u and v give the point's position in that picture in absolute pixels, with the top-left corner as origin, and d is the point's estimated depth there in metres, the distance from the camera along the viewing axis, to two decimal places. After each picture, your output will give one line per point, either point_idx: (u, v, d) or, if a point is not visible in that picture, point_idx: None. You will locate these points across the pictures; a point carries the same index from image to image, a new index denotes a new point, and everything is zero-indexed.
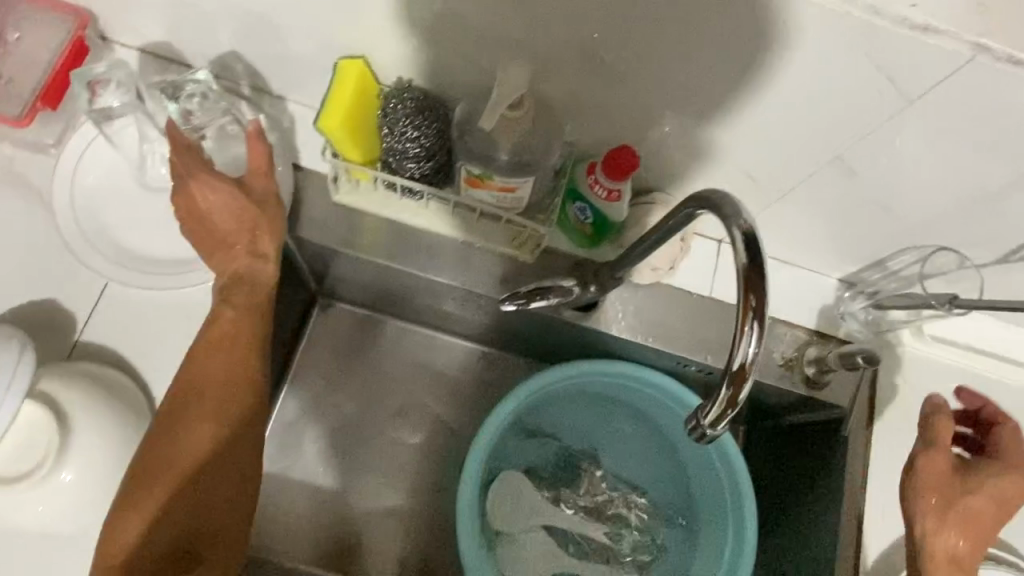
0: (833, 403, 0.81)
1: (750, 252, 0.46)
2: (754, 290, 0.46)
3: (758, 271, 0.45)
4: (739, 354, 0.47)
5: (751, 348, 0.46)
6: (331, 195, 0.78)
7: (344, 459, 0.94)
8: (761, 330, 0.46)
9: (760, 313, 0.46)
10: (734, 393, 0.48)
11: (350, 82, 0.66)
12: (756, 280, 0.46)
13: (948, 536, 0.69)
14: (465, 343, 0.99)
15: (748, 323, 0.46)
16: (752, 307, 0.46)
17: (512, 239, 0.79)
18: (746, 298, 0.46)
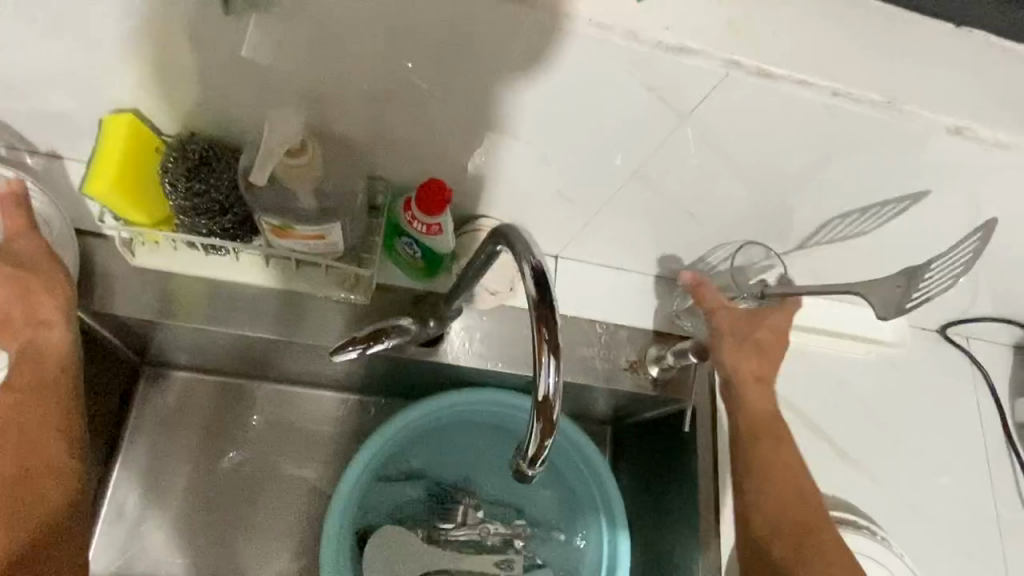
0: (676, 396, 0.85)
1: (539, 289, 0.47)
2: (547, 323, 0.47)
3: (548, 303, 0.46)
4: (541, 389, 0.47)
5: (551, 378, 0.47)
6: (129, 261, 0.71)
7: (195, 543, 0.85)
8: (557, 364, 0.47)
9: (555, 345, 0.47)
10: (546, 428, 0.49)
11: (118, 139, 0.59)
12: (548, 313, 0.47)
13: (747, 361, 0.74)
14: (319, 392, 0.93)
15: (545, 354, 0.47)
16: (547, 338, 0.47)
17: (342, 282, 0.74)
18: (540, 333, 0.47)
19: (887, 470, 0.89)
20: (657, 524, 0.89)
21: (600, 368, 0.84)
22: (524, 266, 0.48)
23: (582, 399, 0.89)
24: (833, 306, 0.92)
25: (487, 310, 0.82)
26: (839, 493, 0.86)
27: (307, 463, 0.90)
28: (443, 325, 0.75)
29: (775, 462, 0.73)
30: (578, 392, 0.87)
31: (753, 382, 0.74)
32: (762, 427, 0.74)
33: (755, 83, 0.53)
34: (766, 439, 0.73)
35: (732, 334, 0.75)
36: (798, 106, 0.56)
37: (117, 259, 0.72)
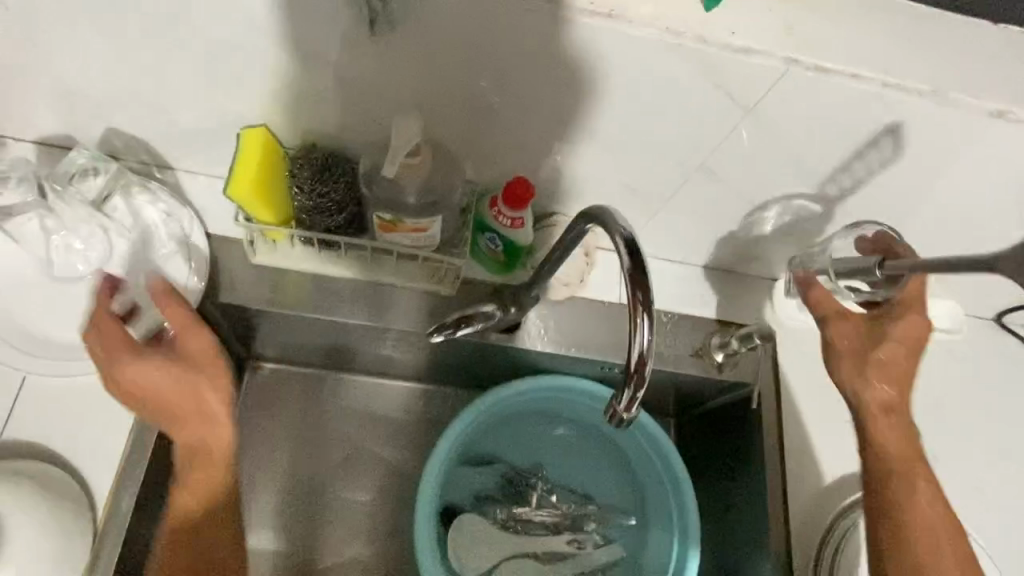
0: (740, 380, 0.90)
1: (633, 257, 0.54)
2: (640, 286, 0.54)
3: (640, 267, 0.54)
4: (635, 342, 0.54)
5: (645, 334, 0.53)
6: (250, 259, 0.81)
7: (294, 520, 0.93)
8: (650, 321, 0.53)
9: (647, 304, 0.54)
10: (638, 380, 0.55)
11: (255, 151, 0.69)
12: (642, 278, 0.54)
13: (883, 389, 0.74)
14: (403, 384, 1.01)
15: (638, 314, 0.53)
16: (640, 301, 0.54)
17: (431, 276, 0.84)
18: (635, 293, 0.54)
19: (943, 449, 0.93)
20: (723, 504, 0.93)
21: (667, 353, 0.90)
22: (618, 237, 0.55)
23: (648, 385, 0.95)
24: None
25: (560, 300, 0.90)
26: None
27: (391, 448, 0.98)
28: (522, 312, 0.82)
29: (913, 505, 0.73)
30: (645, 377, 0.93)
31: (880, 413, 0.74)
32: (908, 465, 0.74)
33: (812, 77, 0.60)
34: (912, 485, 0.73)
35: (852, 349, 0.75)
36: (855, 97, 0.62)
37: (238, 255, 0.82)
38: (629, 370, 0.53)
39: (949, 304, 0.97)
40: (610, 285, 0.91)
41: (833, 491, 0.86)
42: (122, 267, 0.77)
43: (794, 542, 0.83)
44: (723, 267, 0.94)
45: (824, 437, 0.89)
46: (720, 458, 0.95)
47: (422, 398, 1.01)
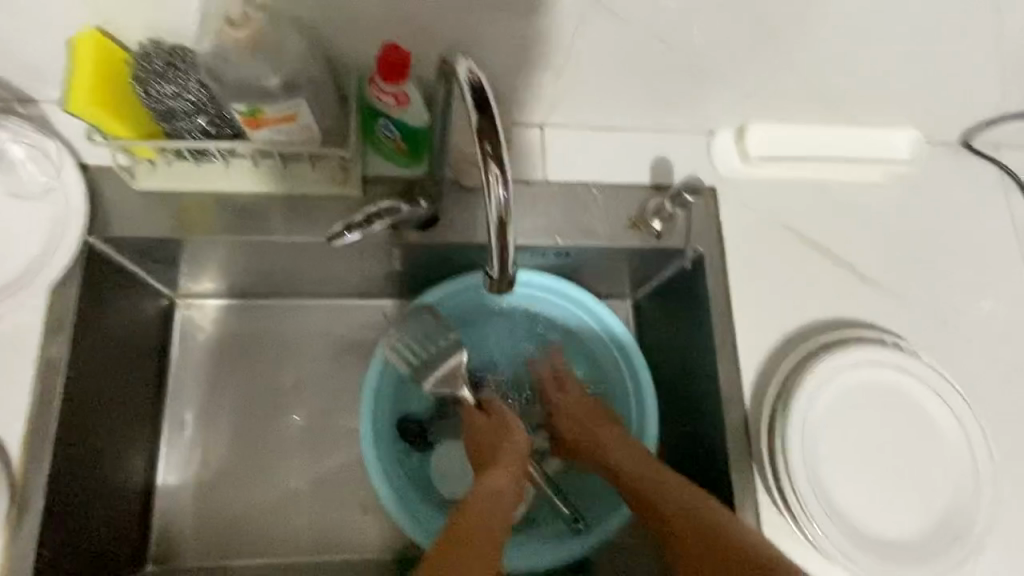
0: (678, 244, 0.85)
1: (480, 105, 0.47)
2: (490, 138, 0.47)
3: (487, 117, 0.46)
4: (493, 206, 0.49)
5: (500, 193, 0.48)
6: (133, 185, 0.75)
7: (255, 453, 0.92)
8: (503, 178, 0.47)
9: (499, 156, 0.47)
10: (502, 245, 0.52)
11: (88, 56, 0.62)
12: (491, 127, 0.47)
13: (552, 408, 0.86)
14: (347, 301, 0.98)
15: (490, 171, 0.47)
16: (492, 152, 0.47)
17: (331, 178, 0.77)
18: (483, 147, 0.47)
19: (915, 289, 0.86)
20: (682, 378, 0.90)
21: (600, 227, 0.84)
22: (463, 80, 0.48)
23: (594, 266, 0.91)
24: (839, 131, 0.88)
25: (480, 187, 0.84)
26: (863, 315, 0.84)
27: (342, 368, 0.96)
28: (433, 203, 0.77)
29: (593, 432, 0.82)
30: (585, 258, 0.88)
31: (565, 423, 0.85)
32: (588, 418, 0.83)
33: None
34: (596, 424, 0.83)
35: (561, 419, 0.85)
36: None
37: (120, 187, 0.76)
38: (491, 232, 0.49)
39: (910, 133, 0.88)
40: (533, 164, 0.85)
41: (792, 341, 0.82)
42: (2, 216, 0.73)
43: (751, 403, 0.79)
44: (653, 128, 0.88)
45: (778, 288, 0.84)
46: (673, 330, 0.92)
47: (374, 311, 0.98)
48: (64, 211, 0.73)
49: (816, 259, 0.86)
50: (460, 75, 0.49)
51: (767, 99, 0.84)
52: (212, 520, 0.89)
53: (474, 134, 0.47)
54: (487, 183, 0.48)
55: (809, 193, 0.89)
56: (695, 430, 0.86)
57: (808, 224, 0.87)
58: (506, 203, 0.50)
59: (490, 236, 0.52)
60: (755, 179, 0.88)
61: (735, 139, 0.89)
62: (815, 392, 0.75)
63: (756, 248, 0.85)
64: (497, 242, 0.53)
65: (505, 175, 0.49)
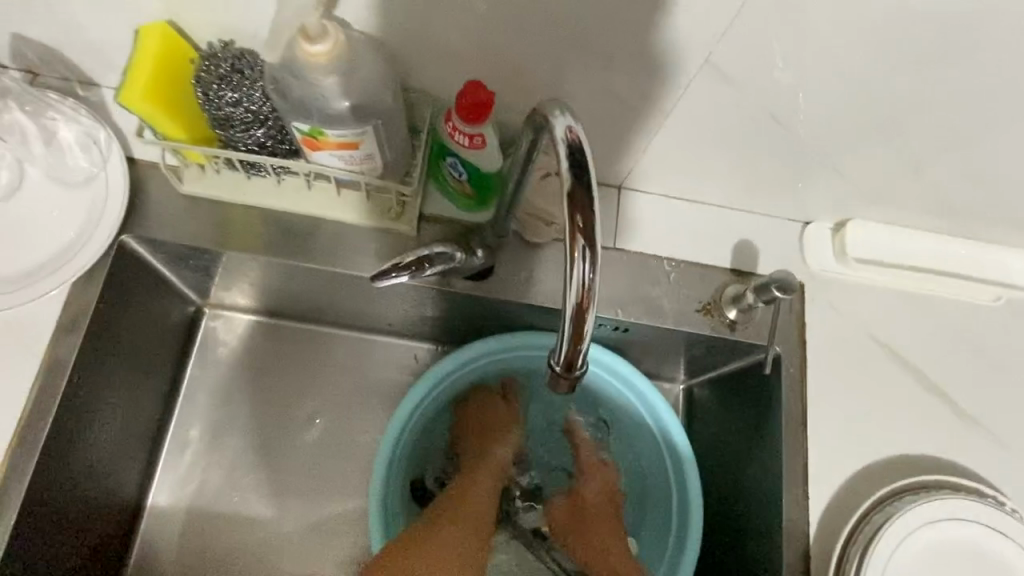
0: (754, 342, 0.75)
1: (575, 171, 0.41)
2: (581, 209, 0.41)
3: (580, 183, 0.40)
4: (572, 285, 0.42)
5: (585, 274, 0.41)
6: (177, 186, 0.71)
7: (248, 488, 0.84)
8: (591, 254, 0.41)
9: (590, 234, 0.41)
10: (577, 333, 0.44)
11: (152, 52, 0.57)
12: (584, 199, 0.41)
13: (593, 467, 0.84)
14: (375, 338, 0.91)
15: (578, 250, 0.41)
16: (582, 230, 0.41)
17: (385, 212, 0.71)
18: (572, 217, 0.41)
19: (1022, 439, 0.74)
20: (736, 490, 0.79)
21: (669, 308, 0.76)
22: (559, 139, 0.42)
23: (651, 347, 0.82)
24: (953, 243, 0.79)
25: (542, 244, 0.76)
26: (957, 458, 0.73)
27: (358, 408, 0.88)
28: (491, 254, 0.71)
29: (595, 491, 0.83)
30: (645, 337, 0.79)
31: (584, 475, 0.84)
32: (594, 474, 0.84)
33: None
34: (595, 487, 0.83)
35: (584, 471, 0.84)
36: None
37: (166, 187, 0.71)
38: (566, 317, 0.42)
39: None
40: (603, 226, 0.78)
41: (871, 475, 0.71)
42: (38, 198, 0.68)
43: (812, 539, 0.68)
44: (742, 208, 0.80)
45: (861, 410, 0.74)
46: (730, 433, 0.82)
47: (408, 352, 0.90)
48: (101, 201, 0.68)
49: (909, 384, 0.75)
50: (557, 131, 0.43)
51: (880, 194, 0.75)
52: (194, 553, 0.81)
53: (566, 200, 0.41)
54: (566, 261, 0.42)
55: (911, 307, 0.78)
56: (746, 554, 0.76)
57: (903, 342, 0.77)
58: (588, 286, 0.43)
59: (564, 321, 0.44)
60: (850, 282, 0.79)
61: (831, 233, 0.80)
62: (896, 546, 0.64)
63: (841, 360, 0.76)
64: (571, 329, 0.44)
65: (593, 255, 0.42)
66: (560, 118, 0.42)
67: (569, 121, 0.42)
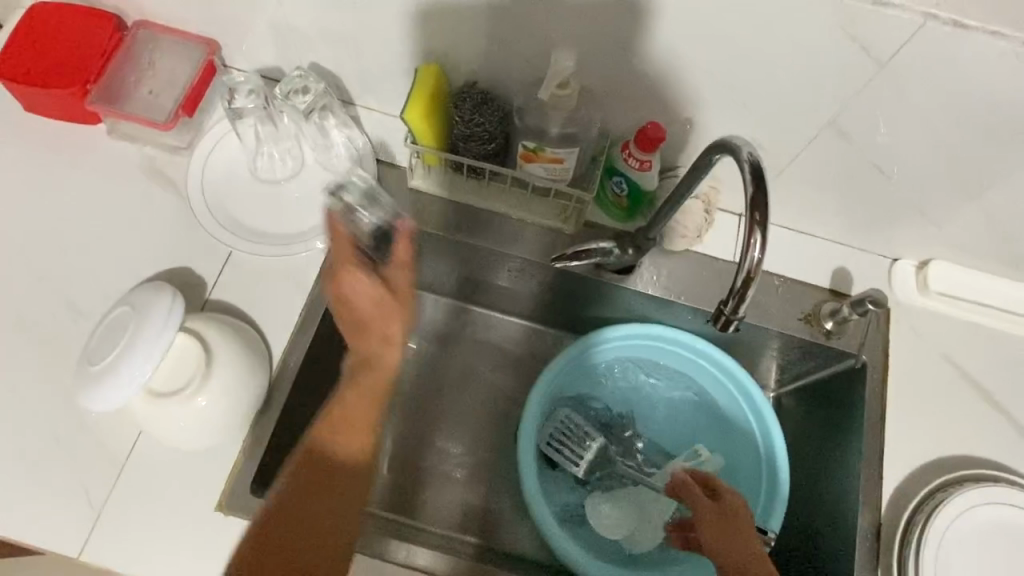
0: (845, 350, 0.92)
1: (756, 181, 0.59)
2: (758, 208, 0.59)
3: (760, 191, 0.59)
4: (748, 257, 0.60)
5: (757, 252, 0.60)
6: (409, 183, 0.94)
7: (406, 423, 1.06)
8: (764, 237, 0.59)
9: (763, 224, 0.59)
10: (745, 290, 0.62)
11: (426, 85, 0.82)
12: (761, 199, 0.59)
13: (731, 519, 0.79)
14: (514, 320, 1.13)
15: (754, 235, 0.59)
16: (758, 221, 0.59)
17: (558, 214, 0.93)
18: (752, 213, 0.59)
19: None
20: (819, 475, 0.94)
21: (776, 313, 0.94)
22: (745, 159, 0.60)
23: (752, 346, 1.00)
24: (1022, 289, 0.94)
25: (674, 253, 0.95)
26: (1016, 466, 0.86)
27: (500, 372, 1.11)
28: (639, 254, 0.89)
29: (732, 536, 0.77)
30: (751, 337, 0.97)
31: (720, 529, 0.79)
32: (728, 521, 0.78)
33: (949, 32, 0.65)
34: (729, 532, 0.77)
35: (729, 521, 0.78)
36: (989, 55, 0.66)
37: (397, 179, 0.95)
38: (735, 281, 0.61)
39: None
40: (724, 243, 0.96)
41: (940, 467, 0.86)
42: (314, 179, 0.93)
43: (887, 511, 0.83)
44: (840, 242, 0.98)
45: (934, 414, 0.89)
46: (815, 427, 0.98)
47: (532, 335, 1.13)
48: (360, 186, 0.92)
49: (978, 400, 0.90)
50: (741, 155, 0.62)
51: (961, 240, 0.91)
52: (360, 469, 1.02)
53: (749, 202, 0.59)
54: (744, 243, 0.60)
55: (981, 338, 0.93)
56: (820, 524, 0.91)
57: (975, 365, 0.92)
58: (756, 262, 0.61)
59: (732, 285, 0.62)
60: (930, 311, 0.94)
61: (916, 270, 0.96)
62: (956, 515, 0.78)
63: (919, 373, 0.91)
64: (740, 286, 0.62)
65: (763, 238, 0.60)
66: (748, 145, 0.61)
67: (752, 147, 0.61)
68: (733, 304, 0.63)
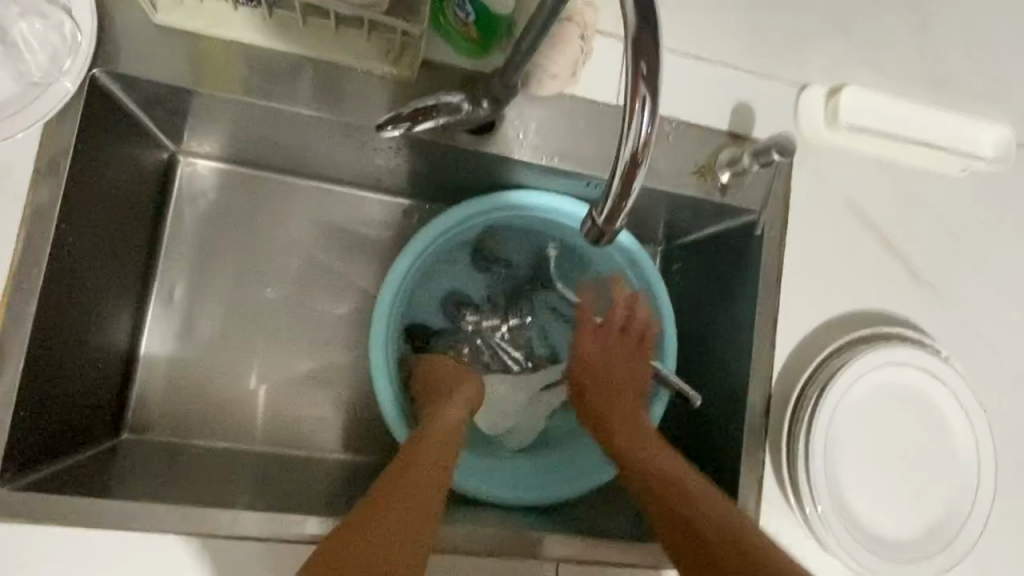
0: (743, 205, 0.79)
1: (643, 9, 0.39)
2: (644, 54, 0.40)
3: (646, 26, 0.39)
4: (631, 137, 0.41)
5: (644, 127, 0.41)
6: (151, 17, 0.64)
7: (241, 336, 0.87)
8: (653, 104, 0.40)
9: (651, 84, 0.40)
10: (626, 188, 0.43)
11: None
12: (644, 44, 0.40)
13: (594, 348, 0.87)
14: (368, 196, 0.91)
15: (640, 98, 0.40)
16: (644, 79, 0.40)
17: (384, 53, 0.67)
18: (635, 63, 0.40)
19: (963, 298, 0.83)
20: (707, 342, 0.87)
21: (666, 170, 0.77)
22: None
23: (639, 207, 0.84)
24: (933, 113, 0.82)
25: (543, 98, 0.73)
26: (904, 313, 0.81)
27: (350, 261, 0.91)
28: (496, 109, 0.68)
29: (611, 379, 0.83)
30: (637, 198, 0.82)
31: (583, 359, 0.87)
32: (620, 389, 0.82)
33: None
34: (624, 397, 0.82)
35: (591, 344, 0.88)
36: None
37: (135, 17, 0.64)
38: (616, 170, 0.42)
39: (1003, 132, 0.83)
40: (606, 81, 0.75)
41: (835, 327, 0.79)
42: None
43: (779, 383, 0.76)
44: (743, 70, 0.79)
45: (832, 269, 0.80)
46: (704, 289, 0.88)
47: (382, 208, 0.92)
48: (67, 41, 0.61)
49: (876, 247, 0.82)
50: None
51: (878, 58, 0.76)
52: (186, 399, 0.85)
53: (630, 47, 0.40)
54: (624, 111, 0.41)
55: (885, 174, 0.83)
56: (705, 394, 0.86)
57: (876, 207, 0.82)
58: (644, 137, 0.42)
59: (613, 177, 0.43)
60: (837, 147, 0.81)
61: (825, 100, 0.81)
62: (849, 385, 0.73)
63: (820, 223, 0.80)
64: (618, 185, 0.43)
65: (652, 106, 0.41)
66: None
67: None
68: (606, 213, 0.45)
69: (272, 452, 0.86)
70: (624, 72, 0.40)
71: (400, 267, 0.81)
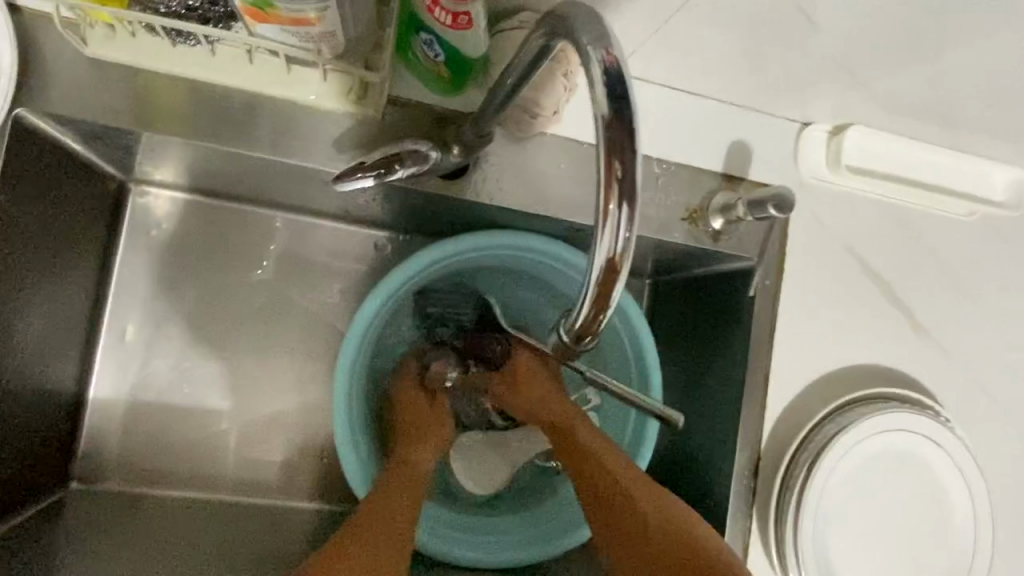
0: (738, 253, 0.74)
1: (617, 103, 0.37)
2: (619, 154, 0.37)
3: (620, 125, 0.37)
4: (606, 243, 0.39)
5: (621, 231, 0.38)
6: (84, 51, 0.57)
7: (196, 378, 0.82)
8: (630, 207, 0.38)
9: (627, 187, 0.38)
10: (602, 299, 0.41)
11: None
12: (617, 141, 0.37)
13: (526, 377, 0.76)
14: (338, 226, 0.85)
15: (614, 200, 0.38)
16: (618, 178, 0.38)
17: (345, 93, 0.61)
18: (610, 165, 0.38)
19: (965, 351, 0.79)
20: (694, 391, 0.82)
21: (654, 216, 0.72)
22: (593, 66, 0.37)
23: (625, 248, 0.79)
24: (941, 153, 0.77)
25: (523, 137, 0.68)
26: (903, 367, 0.77)
27: (318, 297, 0.85)
28: (469, 154, 0.62)
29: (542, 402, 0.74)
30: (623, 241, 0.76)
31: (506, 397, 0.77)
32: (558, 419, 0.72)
33: None
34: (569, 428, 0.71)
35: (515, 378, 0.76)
36: None
37: (67, 50, 0.58)
38: (592, 278, 0.39)
39: (1013, 174, 0.78)
40: (591, 119, 0.69)
41: (830, 383, 0.74)
42: None
43: (769, 444, 0.72)
44: (740, 105, 0.73)
45: (830, 321, 0.75)
46: (692, 333, 0.83)
47: (353, 238, 0.86)
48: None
49: (877, 295, 0.76)
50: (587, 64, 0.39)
51: (885, 99, 0.70)
52: (140, 444, 0.80)
53: (606, 144, 0.37)
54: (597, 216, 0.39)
55: (888, 217, 0.77)
56: (689, 447, 0.81)
57: (878, 253, 0.77)
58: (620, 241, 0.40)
59: (587, 284, 0.41)
60: (839, 190, 0.76)
61: (829, 137, 0.76)
62: (842, 454, 0.69)
63: (818, 271, 0.75)
64: (594, 295, 0.41)
65: (629, 211, 0.39)
66: (608, 39, 0.38)
67: (608, 42, 0.38)
68: (580, 327, 0.43)
69: (231, 500, 0.81)
70: (598, 171, 0.38)
71: (373, 304, 0.74)
